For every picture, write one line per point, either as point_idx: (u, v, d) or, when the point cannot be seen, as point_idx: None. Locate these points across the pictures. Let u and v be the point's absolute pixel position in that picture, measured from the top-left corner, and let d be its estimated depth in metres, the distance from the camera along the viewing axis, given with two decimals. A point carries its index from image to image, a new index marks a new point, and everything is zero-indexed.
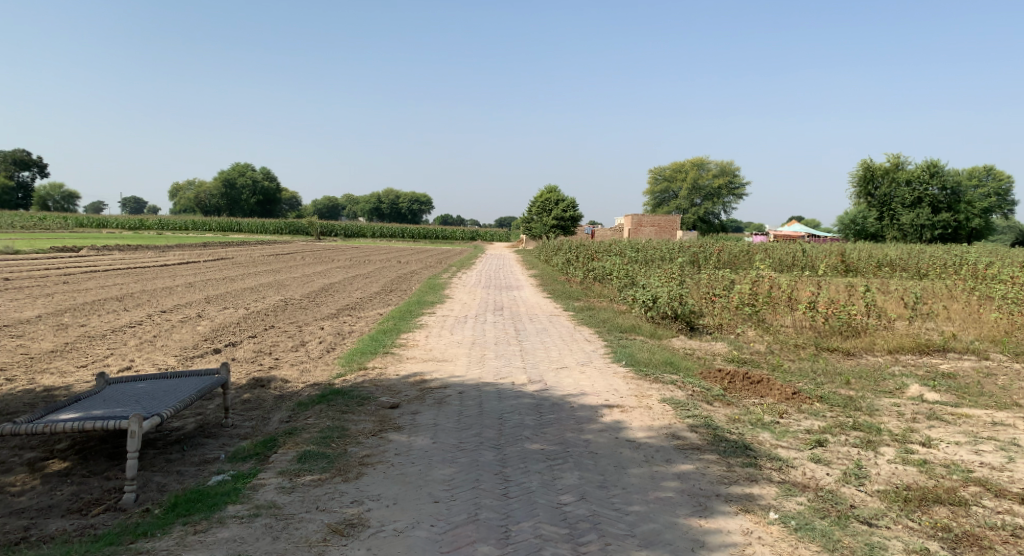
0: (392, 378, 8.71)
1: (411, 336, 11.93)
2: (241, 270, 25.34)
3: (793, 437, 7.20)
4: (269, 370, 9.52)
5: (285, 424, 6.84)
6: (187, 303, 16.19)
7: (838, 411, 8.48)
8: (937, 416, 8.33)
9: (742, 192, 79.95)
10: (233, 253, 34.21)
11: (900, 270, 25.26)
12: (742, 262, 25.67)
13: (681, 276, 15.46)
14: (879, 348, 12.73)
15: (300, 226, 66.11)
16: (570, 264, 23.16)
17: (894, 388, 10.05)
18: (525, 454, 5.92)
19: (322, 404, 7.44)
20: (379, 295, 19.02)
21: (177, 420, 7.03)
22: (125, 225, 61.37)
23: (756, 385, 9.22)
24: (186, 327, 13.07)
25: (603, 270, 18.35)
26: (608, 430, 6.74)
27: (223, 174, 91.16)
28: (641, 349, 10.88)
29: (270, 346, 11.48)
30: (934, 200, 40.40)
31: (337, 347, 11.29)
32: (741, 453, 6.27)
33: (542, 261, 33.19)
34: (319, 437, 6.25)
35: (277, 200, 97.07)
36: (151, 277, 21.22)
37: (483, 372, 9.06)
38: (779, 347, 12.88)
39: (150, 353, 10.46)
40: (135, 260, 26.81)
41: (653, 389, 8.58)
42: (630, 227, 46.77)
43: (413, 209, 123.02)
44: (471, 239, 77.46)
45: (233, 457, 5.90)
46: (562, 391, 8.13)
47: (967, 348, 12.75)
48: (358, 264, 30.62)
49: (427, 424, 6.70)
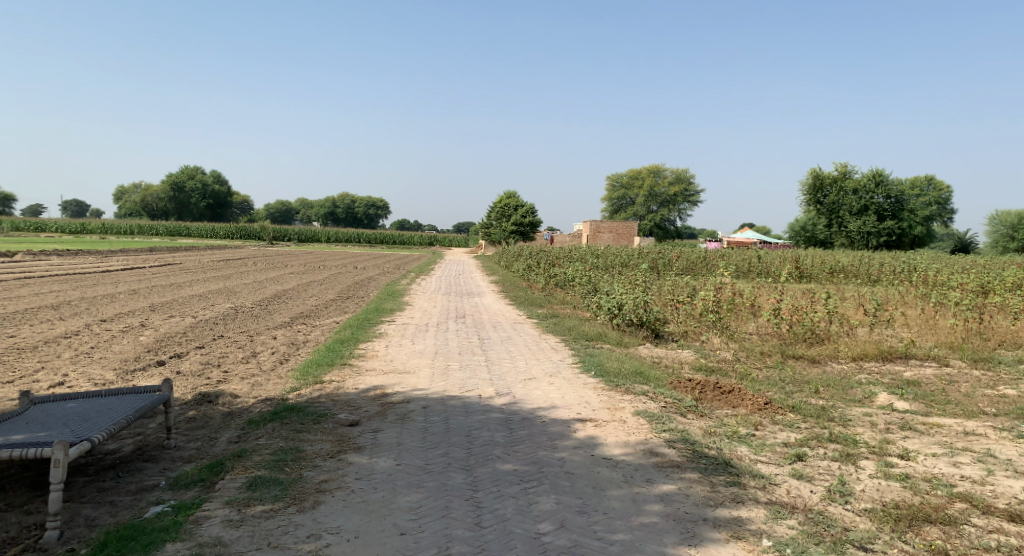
0: (350, 393, 8.20)
1: (370, 347, 11.39)
2: (189, 276, 24.35)
3: (772, 451, 6.93)
4: (217, 384, 8.91)
5: (234, 446, 6.30)
6: (130, 311, 15.33)
7: (812, 422, 8.25)
8: (911, 427, 8.16)
9: (696, 199, 81.14)
10: (181, 259, 32.95)
11: (851, 276, 25.53)
12: (700, 269, 25.62)
13: (645, 283, 15.23)
14: (843, 355, 12.65)
15: (251, 231, 64.56)
16: (531, 270, 22.79)
17: (863, 397, 9.90)
18: (497, 476, 5.51)
19: (275, 423, 6.92)
20: (335, 303, 18.38)
21: (113, 442, 6.44)
22: (66, 229, 59.17)
23: (727, 396, 8.96)
24: (128, 337, 12.29)
25: (565, 277, 18.06)
26: (582, 447, 6.37)
27: (172, 176, 88.74)
28: (609, 358, 10.54)
29: (218, 357, 10.83)
30: (879, 209, 41.33)
31: (291, 359, 10.70)
32: (723, 471, 5.96)
33: (501, 267, 32.75)
34: (271, 460, 5.73)
35: (228, 203, 94.78)
36: (92, 284, 20.16)
37: (448, 384, 8.60)
38: (746, 354, 12.70)
39: (87, 367, 9.73)
40: (74, 265, 25.57)
41: (625, 401, 8.25)
42: (587, 233, 46.72)
43: (369, 214, 121.88)
44: (429, 244, 77.00)
45: (175, 485, 5.35)
46: (532, 405, 7.74)
47: (928, 355, 12.76)
48: (312, 269, 29.83)
49: (390, 444, 6.23)
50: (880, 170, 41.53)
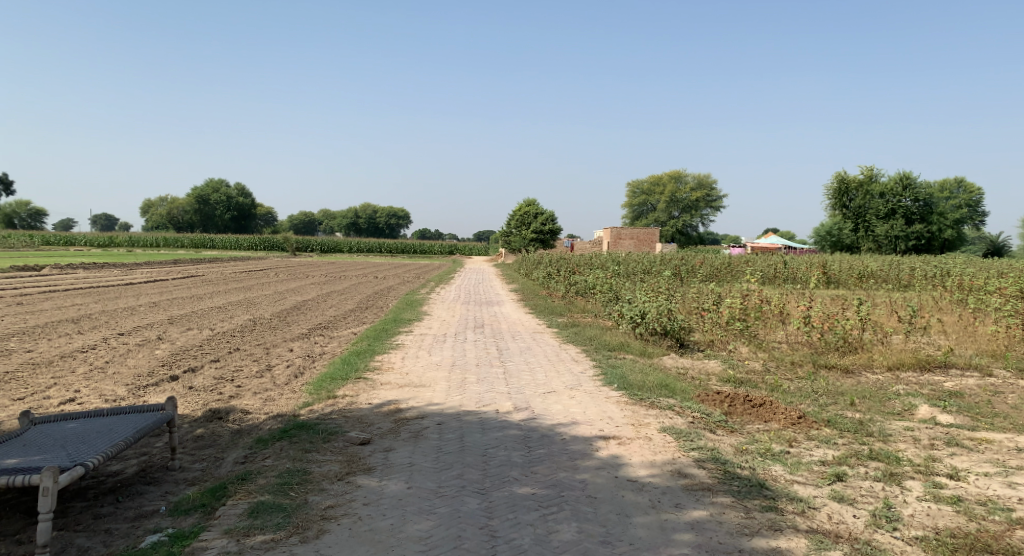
0: (363, 409, 7.89)
1: (386, 359, 11.10)
2: (211, 287, 24.32)
3: (808, 470, 6.50)
4: (229, 400, 8.65)
5: (240, 467, 6.00)
6: (148, 324, 15.20)
7: (850, 437, 7.80)
8: (958, 443, 7.67)
9: (719, 205, 80.41)
10: (204, 270, 33.06)
11: (881, 281, 24.82)
12: (724, 276, 25.03)
13: (669, 291, 14.78)
14: (879, 365, 12.11)
15: (275, 242, 64.83)
16: (552, 278, 22.37)
17: (903, 410, 9.40)
18: (515, 501, 5.16)
19: (283, 442, 6.62)
20: (354, 313, 18.14)
21: (116, 463, 6.18)
22: (94, 243, 60.04)
23: (758, 409, 8.51)
24: (143, 351, 12.12)
25: (587, 285, 17.68)
26: (605, 468, 5.99)
27: (198, 190, 89.86)
28: (632, 370, 10.13)
29: (233, 370, 10.61)
30: (907, 212, 40.43)
31: (306, 372, 10.44)
32: (757, 494, 5.56)
33: (522, 275, 32.43)
34: (276, 484, 5.42)
35: (252, 216, 95.63)
36: (113, 297, 20.13)
37: (464, 399, 8.26)
38: (776, 364, 12.22)
39: (98, 382, 9.52)
40: (99, 278, 25.67)
41: (650, 416, 7.84)
42: (608, 241, 46.32)
43: (391, 224, 122.43)
44: (450, 253, 77.03)
45: (174, 511, 5.06)
46: (552, 421, 7.38)
47: (969, 364, 12.19)
48: (334, 280, 29.74)
49: (402, 465, 5.91)
50: (907, 173, 40.65)
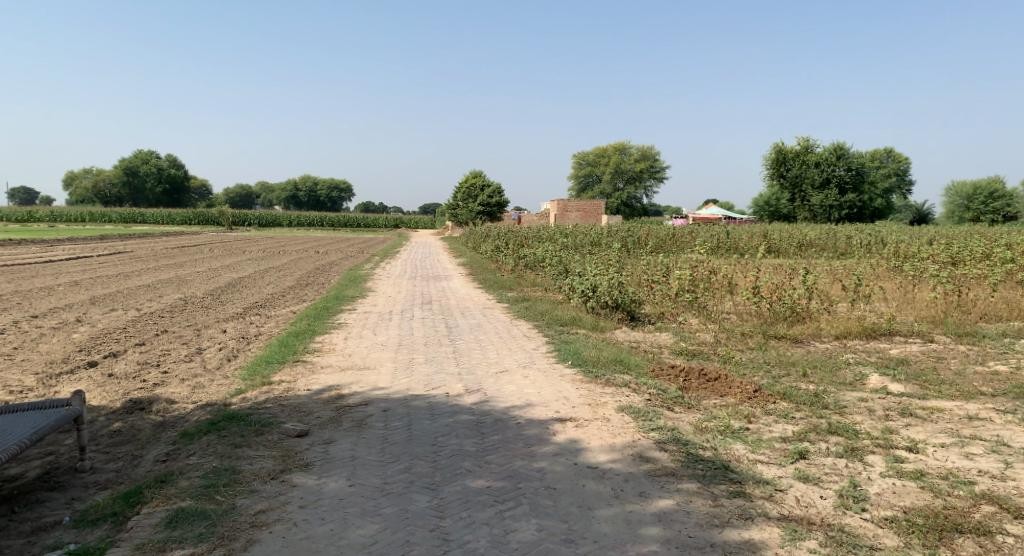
0: (301, 395, 7.34)
1: (327, 339, 10.50)
2: (138, 264, 23.06)
3: (770, 448, 6.26)
4: (153, 388, 7.99)
5: (160, 467, 5.45)
6: (68, 305, 14.20)
7: (807, 411, 7.61)
8: (912, 413, 7.55)
9: (662, 176, 81.18)
10: (132, 247, 31.38)
11: (820, 250, 25.15)
12: (670, 246, 24.99)
13: (618, 263, 14.50)
14: (827, 334, 12.07)
15: (210, 216, 62.63)
16: (499, 251, 21.94)
17: (854, 380, 9.30)
18: (467, 497, 4.76)
19: (211, 436, 6.05)
20: (294, 291, 17.39)
21: (15, 467, 5.59)
22: (14, 218, 57.04)
23: (715, 384, 8.27)
24: (60, 335, 11.23)
25: (535, 258, 17.31)
26: (564, 454, 5.62)
27: (126, 162, 86.08)
28: (585, 346, 9.78)
29: (160, 355, 9.89)
30: (840, 182, 41.27)
31: (240, 356, 9.77)
32: (723, 478, 5.26)
33: (468, 249, 31.94)
34: (199, 487, 4.92)
35: (185, 189, 92.19)
36: (29, 276, 18.81)
37: (412, 382, 7.78)
38: (726, 336, 12.08)
39: (5, 372, 8.69)
40: (16, 256, 24.11)
41: (606, 395, 7.51)
42: (555, 212, 46.06)
43: (333, 197, 119.96)
44: (394, 226, 75.96)
45: (80, 522, 4.61)
46: (505, 403, 6.97)
47: (912, 331, 12.26)
48: (272, 255, 28.69)
49: (343, 459, 5.42)
50: (840, 143, 41.42)
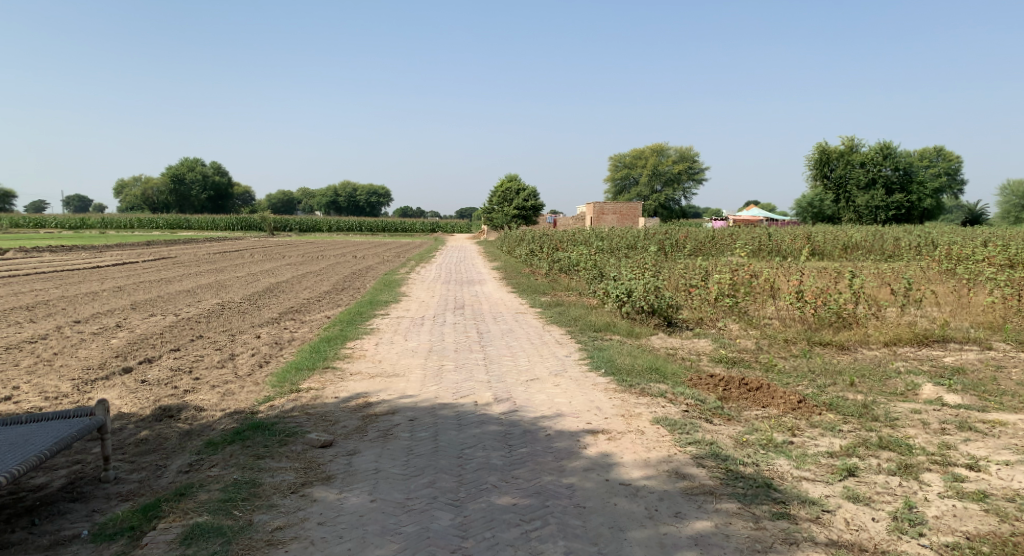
0: (328, 403, 7.21)
1: (358, 345, 10.39)
2: (180, 270, 23.37)
3: (816, 464, 5.90)
4: (183, 395, 7.93)
5: (182, 478, 5.34)
6: (109, 310, 14.36)
7: (856, 423, 7.22)
8: (971, 427, 7.10)
9: (701, 177, 80.09)
10: (176, 252, 31.95)
11: (866, 252, 24.36)
12: (709, 249, 24.49)
13: (655, 267, 14.15)
14: (875, 340, 11.56)
15: (252, 222, 63.59)
16: (534, 255, 21.70)
17: (906, 389, 8.84)
18: (492, 516, 4.57)
19: (235, 445, 5.93)
20: (329, 295, 17.38)
21: (42, 475, 5.55)
22: (65, 225, 58.71)
23: (756, 394, 7.91)
24: (98, 340, 11.31)
25: (570, 262, 17.03)
26: (595, 469, 5.36)
27: (173, 169, 87.94)
28: (620, 352, 9.48)
29: (193, 360, 9.88)
30: (887, 181, 40.10)
31: (271, 362, 9.71)
32: (765, 498, 4.95)
33: (504, 254, 31.77)
34: (219, 500, 4.81)
35: (228, 196, 93.89)
36: (75, 281, 19.19)
37: (440, 390, 7.58)
38: (768, 342, 11.66)
39: (41, 378, 8.73)
40: (65, 262, 24.64)
41: (641, 406, 7.21)
42: (592, 216, 45.70)
43: (372, 202, 121.15)
44: (432, 230, 76.33)
45: (98, 536, 4.53)
46: (535, 413, 6.74)
47: (967, 338, 11.67)
48: (311, 260, 28.89)
49: (366, 472, 5.25)
50: (887, 142, 40.28)
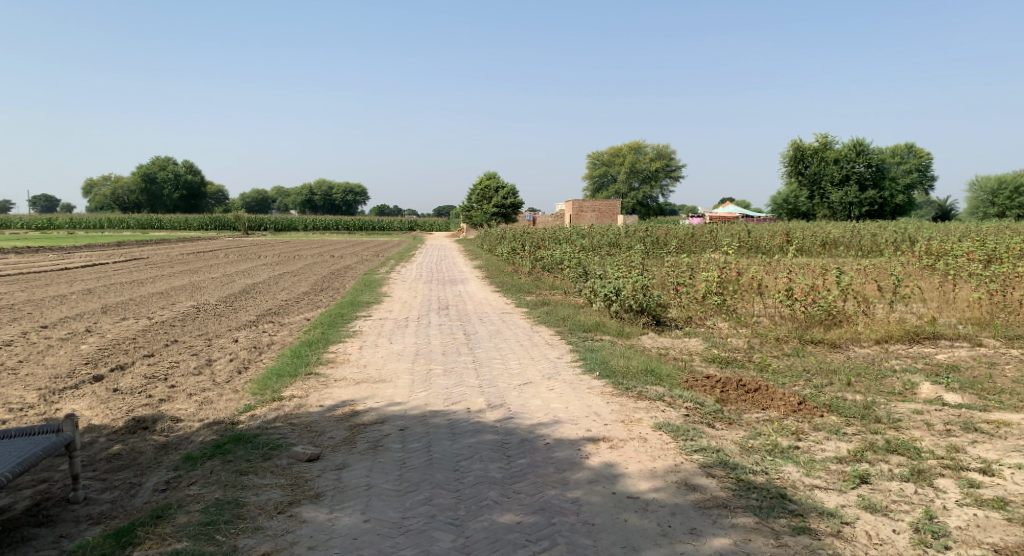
0: (313, 412, 6.85)
1: (342, 349, 9.99)
2: (153, 271, 22.71)
3: (826, 470, 5.67)
4: (158, 404, 7.51)
5: (159, 497, 4.97)
6: (78, 314, 13.80)
7: (860, 425, 7.00)
8: (976, 428, 6.92)
9: (678, 174, 80.18)
10: (150, 252, 31.17)
11: (846, 248, 24.36)
12: (691, 246, 24.35)
13: (642, 265, 13.90)
14: (866, 338, 11.40)
15: (226, 221, 62.53)
16: (516, 253, 21.36)
17: (904, 388, 8.64)
18: (496, 536, 4.28)
19: (215, 460, 5.56)
20: (308, 296, 16.93)
21: (5, 496, 5.15)
22: (33, 226, 57.33)
23: (755, 396, 7.66)
24: (67, 346, 10.79)
25: (554, 260, 16.73)
26: (601, 480, 5.08)
27: (143, 168, 86.24)
28: (613, 354, 9.19)
29: (168, 367, 9.43)
30: (860, 178, 40.40)
31: (251, 367, 9.30)
32: (782, 511, 4.70)
33: (484, 252, 31.45)
34: (200, 523, 4.45)
35: (201, 195, 92.42)
36: (42, 284, 18.50)
37: (430, 396, 7.24)
38: (760, 341, 11.46)
39: (6, 388, 8.24)
40: (32, 263, 23.86)
41: (640, 411, 6.94)
42: (571, 213, 45.45)
43: (348, 201, 119.97)
44: (410, 229, 75.73)
45: None
46: (532, 420, 6.43)
47: (958, 334, 11.55)
48: (289, 259, 28.34)
49: (357, 488, 4.92)
50: (859, 140, 40.59)
